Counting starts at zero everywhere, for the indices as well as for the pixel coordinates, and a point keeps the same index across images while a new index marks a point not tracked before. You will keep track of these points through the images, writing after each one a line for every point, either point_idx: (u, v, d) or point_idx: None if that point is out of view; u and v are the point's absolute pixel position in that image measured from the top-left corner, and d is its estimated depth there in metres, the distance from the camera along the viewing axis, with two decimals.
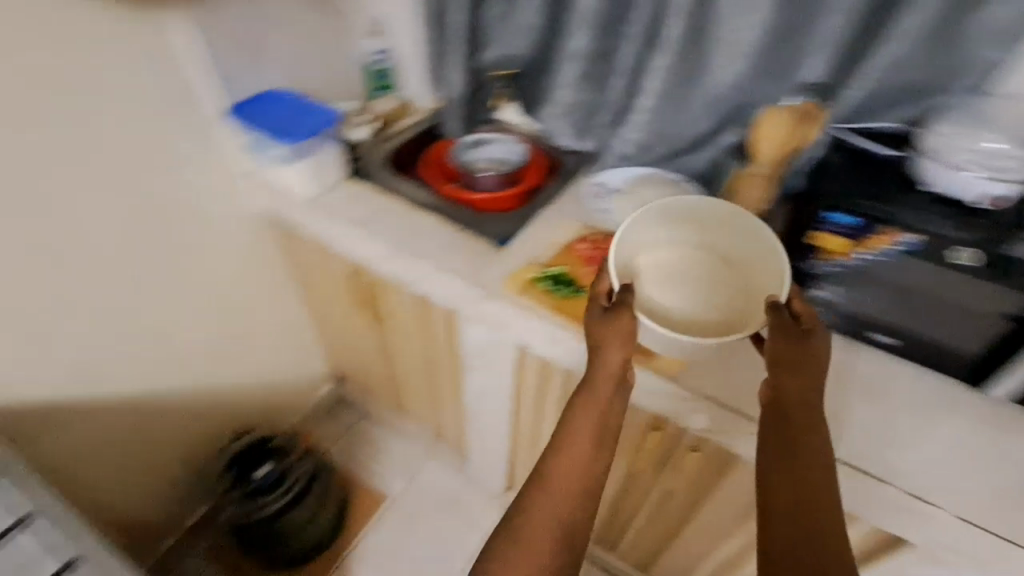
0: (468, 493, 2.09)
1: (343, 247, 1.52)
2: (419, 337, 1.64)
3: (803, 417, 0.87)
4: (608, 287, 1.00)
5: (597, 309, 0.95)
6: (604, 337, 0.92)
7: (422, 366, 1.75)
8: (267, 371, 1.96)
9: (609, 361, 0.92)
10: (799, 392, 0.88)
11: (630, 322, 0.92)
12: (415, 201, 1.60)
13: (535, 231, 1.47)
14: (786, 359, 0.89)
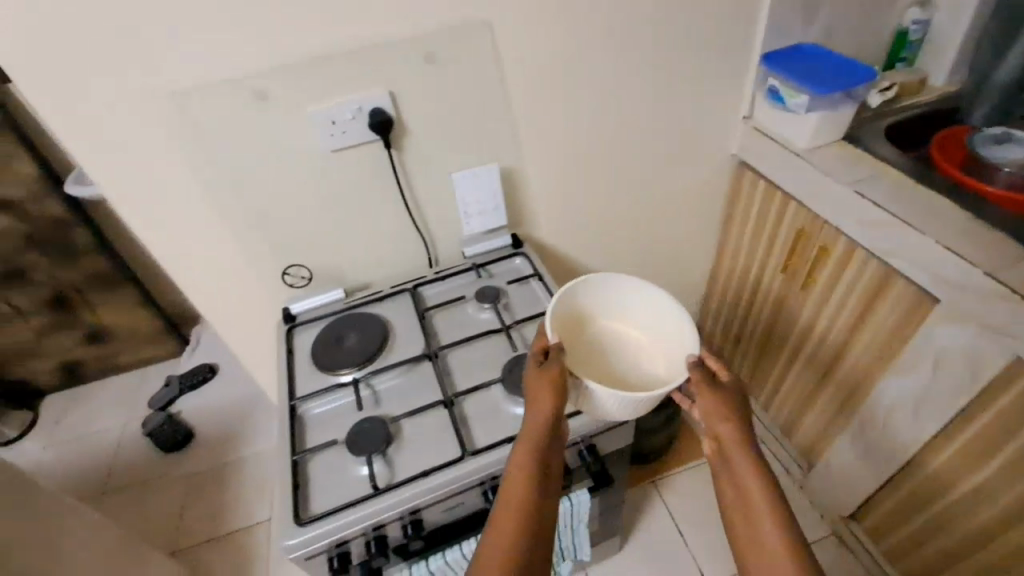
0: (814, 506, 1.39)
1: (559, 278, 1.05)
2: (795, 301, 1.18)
3: (739, 482, 0.68)
4: (541, 347, 0.74)
5: (536, 353, 0.73)
6: (534, 394, 0.70)
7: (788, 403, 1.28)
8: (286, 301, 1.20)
9: (531, 425, 0.69)
10: (740, 455, 0.69)
11: (562, 376, 0.70)
12: (813, 161, 1.13)
13: (981, 227, 0.94)
14: (718, 415, 0.71)
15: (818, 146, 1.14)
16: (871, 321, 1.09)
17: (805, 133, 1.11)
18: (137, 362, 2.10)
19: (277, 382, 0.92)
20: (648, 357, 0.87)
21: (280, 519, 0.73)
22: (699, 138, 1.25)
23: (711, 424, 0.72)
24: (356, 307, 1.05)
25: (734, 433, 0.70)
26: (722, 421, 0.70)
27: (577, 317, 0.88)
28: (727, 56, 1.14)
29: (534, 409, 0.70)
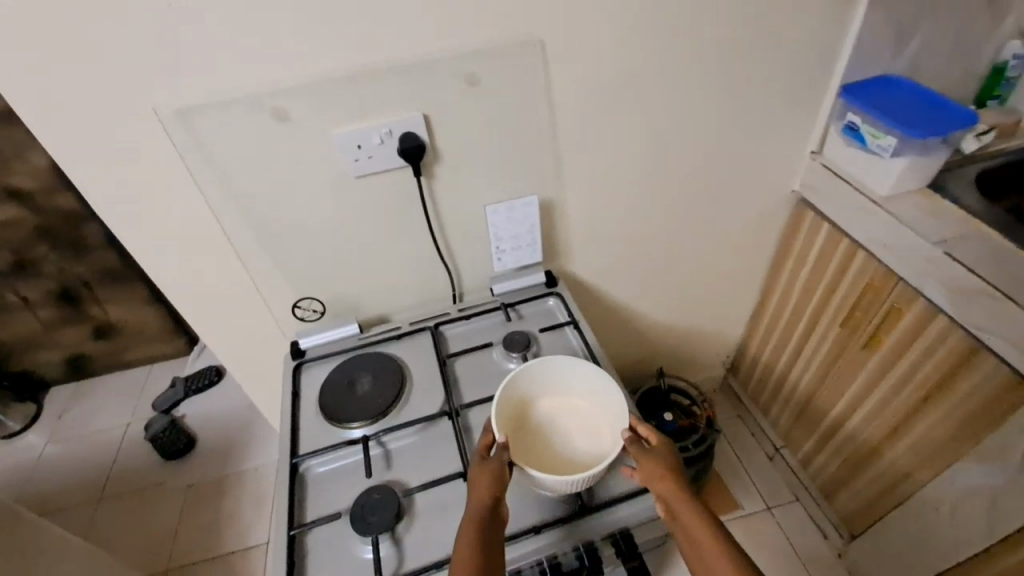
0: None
1: (580, 331, 0.93)
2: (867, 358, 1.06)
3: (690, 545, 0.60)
4: (487, 437, 0.70)
5: (481, 445, 0.69)
6: (474, 485, 0.64)
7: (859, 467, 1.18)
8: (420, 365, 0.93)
9: (470, 514, 0.62)
10: (684, 513, 0.61)
11: (504, 469, 0.65)
12: (890, 202, 1.00)
13: None
14: (652, 475, 0.65)
15: (897, 193, 1.01)
16: (947, 399, 0.95)
17: (887, 181, 0.99)
18: (146, 360, 2.05)
19: (280, 431, 0.83)
20: (603, 424, 0.78)
21: None
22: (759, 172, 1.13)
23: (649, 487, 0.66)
24: (371, 345, 0.95)
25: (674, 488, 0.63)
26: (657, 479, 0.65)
27: (515, 406, 0.78)
28: (803, 85, 1.02)
29: (473, 500, 0.63)
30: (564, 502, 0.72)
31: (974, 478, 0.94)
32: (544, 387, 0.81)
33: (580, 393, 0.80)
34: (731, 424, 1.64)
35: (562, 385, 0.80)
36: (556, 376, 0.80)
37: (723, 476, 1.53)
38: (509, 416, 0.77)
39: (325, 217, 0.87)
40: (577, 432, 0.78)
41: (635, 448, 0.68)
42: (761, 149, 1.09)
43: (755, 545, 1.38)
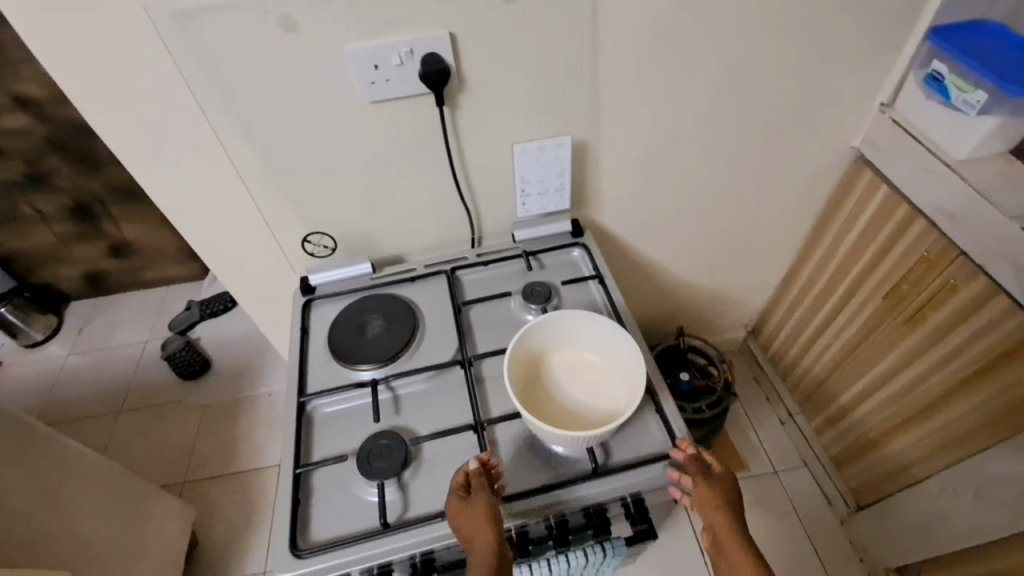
0: (829, 545, 1.33)
1: (605, 287, 0.88)
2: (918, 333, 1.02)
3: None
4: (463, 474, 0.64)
5: (457, 484, 0.63)
6: (468, 534, 0.60)
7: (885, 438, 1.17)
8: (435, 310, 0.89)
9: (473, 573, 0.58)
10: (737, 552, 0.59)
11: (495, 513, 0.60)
12: (966, 165, 0.89)
13: None
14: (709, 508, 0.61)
15: (976, 158, 0.90)
16: (996, 383, 0.91)
17: (965, 142, 0.88)
18: (161, 280, 2.04)
19: (287, 368, 0.80)
20: (617, 383, 0.73)
21: (277, 545, 0.64)
22: (818, 125, 1.02)
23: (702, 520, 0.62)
24: (383, 286, 0.91)
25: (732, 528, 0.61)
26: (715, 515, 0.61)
27: (526, 359, 0.74)
28: (885, 22, 0.89)
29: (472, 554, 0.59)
30: (581, 462, 0.70)
31: (1013, 468, 0.90)
32: (559, 341, 0.76)
33: (594, 350, 0.75)
34: (745, 386, 1.61)
35: (577, 339, 0.75)
36: (580, 335, 0.75)
37: (732, 438, 1.52)
38: (528, 361, 0.74)
39: (338, 146, 0.80)
40: (589, 390, 0.73)
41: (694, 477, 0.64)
42: (824, 98, 0.97)
43: (758, 506, 1.39)
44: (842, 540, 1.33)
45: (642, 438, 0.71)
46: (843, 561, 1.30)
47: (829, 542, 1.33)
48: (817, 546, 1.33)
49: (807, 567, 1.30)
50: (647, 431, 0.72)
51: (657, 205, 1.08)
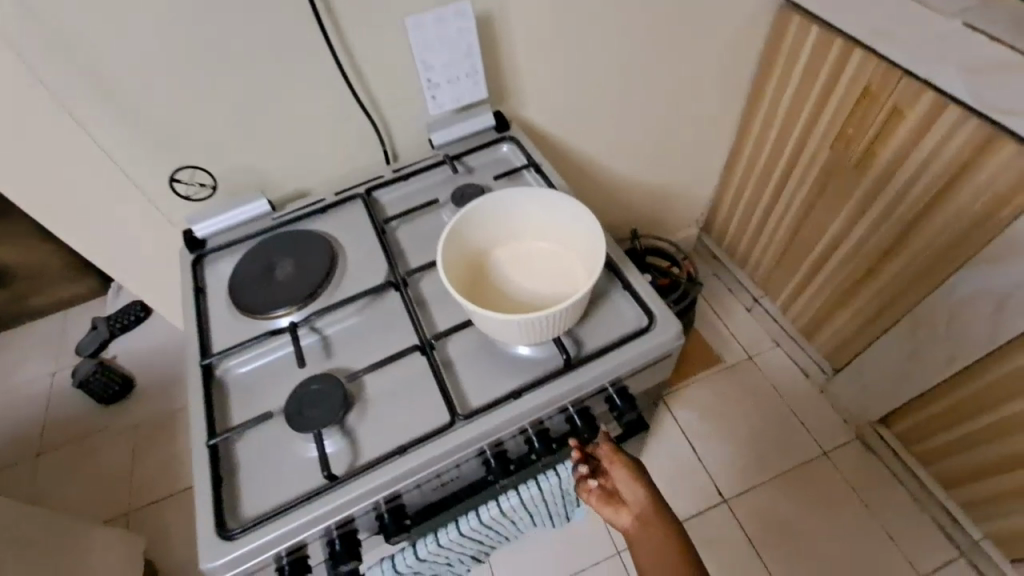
0: (812, 413, 1.33)
1: (543, 174, 0.77)
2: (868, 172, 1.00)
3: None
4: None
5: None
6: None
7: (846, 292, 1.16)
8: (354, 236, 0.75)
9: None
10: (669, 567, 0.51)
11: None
12: None
13: None
14: (637, 531, 0.56)
15: None
16: (955, 202, 0.88)
17: None
18: (56, 305, 1.78)
19: (184, 334, 0.66)
20: (577, 263, 0.63)
21: (199, 532, 0.52)
22: None
23: (630, 544, 0.56)
24: (288, 223, 0.76)
25: (663, 535, 0.54)
26: (642, 538, 0.55)
27: (471, 261, 0.63)
28: None
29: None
30: (550, 359, 0.61)
31: (986, 283, 0.89)
32: (503, 234, 0.65)
33: (544, 234, 0.65)
34: (707, 283, 1.58)
35: (523, 226, 0.64)
36: (535, 221, 0.64)
37: (704, 335, 1.48)
38: (473, 255, 0.63)
39: (184, 50, 0.64)
40: (549, 278, 0.63)
41: (626, 489, 0.60)
42: None
43: (740, 394, 1.38)
44: (823, 407, 1.34)
45: (614, 320, 0.63)
46: (829, 427, 1.31)
47: (811, 411, 1.34)
48: (803, 419, 1.33)
49: (796, 440, 1.30)
50: (617, 311, 0.63)
51: (584, 89, 0.98)
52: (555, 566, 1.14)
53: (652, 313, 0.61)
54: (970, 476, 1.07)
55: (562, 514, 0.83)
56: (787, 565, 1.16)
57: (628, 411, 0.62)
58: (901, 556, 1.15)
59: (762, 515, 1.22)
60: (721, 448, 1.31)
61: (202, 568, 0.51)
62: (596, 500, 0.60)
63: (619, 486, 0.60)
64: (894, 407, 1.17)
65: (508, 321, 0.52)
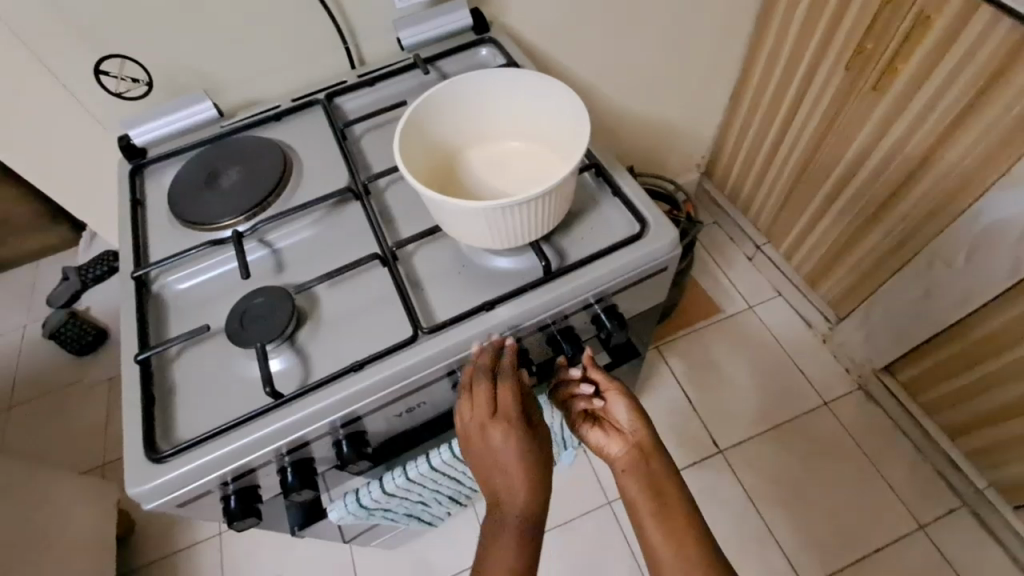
0: (812, 362, 1.28)
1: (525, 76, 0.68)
2: (889, 91, 0.91)
3: (657, 542, 0.49)
4: (489, 393, 0.48)
5: (485, 406, 0.48)
6: (495, 474, 0.47)
7: (858, 231, 1.08)
8: (311, 144, 0.67)
9: (495, 524, 0.46)
10: (662, 501, 0.51)
11: (533, 449, 0.47)
12: None
13: None
14: (630, 461, 0.53)
15: None
16: (983, 118, 0.80)
17: None
18: (25, 257, 1.67)
19: (118, 247, 0.59)
20: (557, 160, 0.54)
21: (126, 454, 0.45)
22: None
23: (619, 472, 0.54)
24: (238, 130, 0.67)
25: (658, 472, 0.53)
26: (635, 469, 0.53)
27: (436, 154, 0.55)
28: None
29: (501, 500, 0.47)
30: (527, 270, 0.53)
31: (1013, 210, 0.81)
32: (476, 126, 0.56)
33: (535, 128, 0.55)
34: (706, 231, 1.49)
35: (516, 112, 0.55)
36: (534, 107, 0.54)
37: (702, 285, 1.41)
38: (460, 138, 0.56)
39: None
40: (523, 176, 0.55)
41: (620, 416, 0.55)
42: None
43: (739, 345, 1.32)
44: (825, 357, 1.28)
45: (601, 229, 0.55)
46: (831, 377, 1.25)
47: (812, 361, 1.28)
48: (804, 369, 1.27)
49: (796, 388, 1.25)
50: (605, 220, 0.56)
51: None
52: (543, 516, 1.10)
53: (645, 219, 0.54)
54: (977, 423, 1.02)
55: (547, 456, 0.78)
56: (783, 516, 1.13)
57: (617, 332, 0.55)
58: (901, 505, 1.11)
59: (759, 466, 1.18)
60: (720, 398, 1.26)
61: (128, 494, 0.44)
62: (584, 423, 0.56)
63: (611, 411, 0.56)
64: (901, 354, 1.11)
65: (476, 210, 0.44)
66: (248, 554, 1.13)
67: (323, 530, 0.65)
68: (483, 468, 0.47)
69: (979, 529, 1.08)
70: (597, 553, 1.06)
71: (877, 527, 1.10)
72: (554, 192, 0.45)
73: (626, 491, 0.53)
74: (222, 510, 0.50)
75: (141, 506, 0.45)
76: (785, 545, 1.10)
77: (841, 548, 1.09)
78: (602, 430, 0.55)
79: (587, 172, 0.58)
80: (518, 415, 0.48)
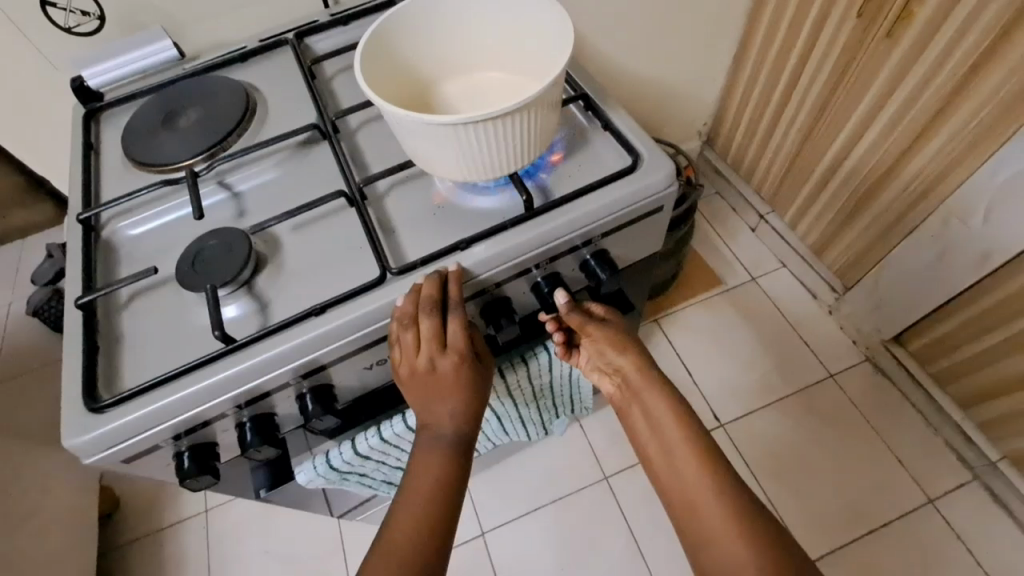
0: (817, 334, 1.23)
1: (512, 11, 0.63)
2: (904, 39, 0.85)
3: (665, 471, 0.46)
4: (438, 325, 0.42)
5: (430, 335, 0.43)
6: (435, 409, 0.44)
7: (867, 193, 1.03)
8: (278, 84, 0.61)
9: (428, 440, 0.45)
10: (665, 435, 0.47)
11: (481, 383, 0.45)
12: None
13: None
14: (622, 397, 0.52)
15: None
16: (1008, 58, 0.74)
17: None
18: (10, 233, 1.62)
19: (67, 192, 0.55)
20: (537, 84, 0.49)
21: (60, 404, 0.41)
22: None
23: (620, 409, 0.52)
24: (200, 71, 0.62)
25: (659, 407, 0.49)
26: (630, 404, 0.51)
27: (408, 70, 0.50)
28: None
29: (435, 429, 0.44)
30: (507, 208, 0.49)
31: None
32: (447, 56, 0.51)
33: (525, 63, 0.50)
34: (708, 202, 1.44)
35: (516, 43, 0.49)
36: (529, 42, 0.48)
37: (704, 257, 1.36)
38: (454, 47, 0.51)
39: None
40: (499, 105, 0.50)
41: (610, 356, 0.52)
42: None
43: (742, 317, 1.27)
44: (831, 329, 1.23)
45: (590, 164, 0.51)
46: (837, 349, 1.21)
47: (817, 332, 1.23)
48: (808, 341, 1.23)
49: (800, 359, 1.21)
50: (594, 156, 0.51)
51: None
52: (539, 491, 1.07)
53: (637, 151, 0.49)
54: (991, 392, 0.97)
55: (538, 421, 0.74)
56: (786, 489, 1.09)
57: (610, 281, 0.50)
58: (908, 478, 1.07)
59: (761, 439, 1.14)
60: (721, 371, 1.21)
61: (65, 446, 0.40)
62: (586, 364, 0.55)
63: (599, 352, 0.53)
64: (911, 323, 1.06)
65: (442, 126, 0.39)
66: (238, 531, 1.10)
67: (296, 498, 0.61)
68: (420, 402, 0.44)
69: (990, 502, 1.03)
70: (593, 528, 1.02)
71: (883, 501, 1.06)
72: (532, 109, 0.40)
73: (634, 428, 0.50)
74: (176, 468, 0.46)
75: (82, 460, 0.41)
76: (787, 518, 1.06)
77: (847, 523, 1.05)
78: (597, 373, 0.55)
79: (575, 105, 0.53)
80: (467, 351, 0.44)
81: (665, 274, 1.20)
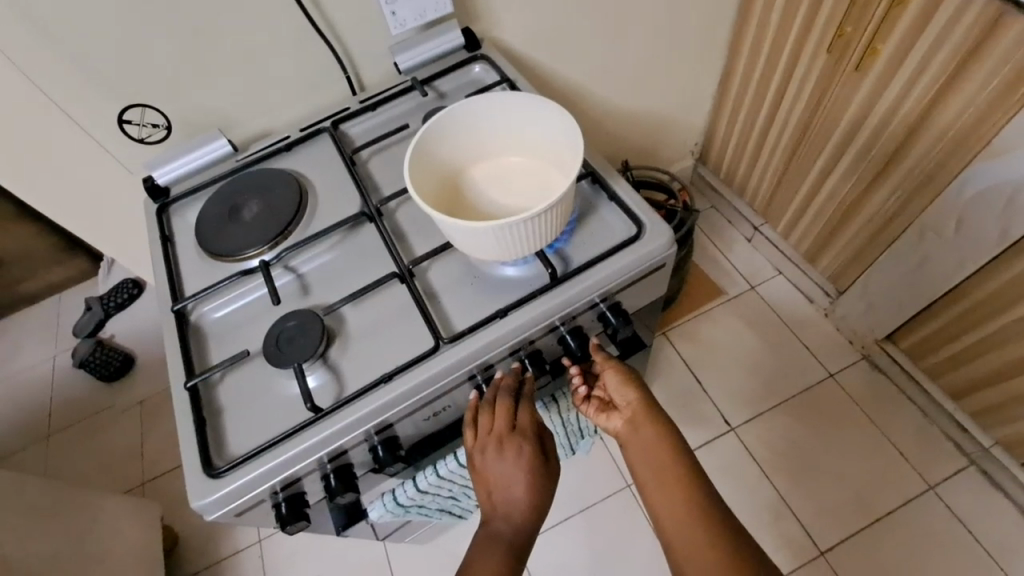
0: (814, 335, 1.32)
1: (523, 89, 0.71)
2: (871, 70, 0.93)
3: (662, 508, 0.52)
4: (510, 409, 0.55)
5: (503, 419, 0.55)
6: (498, 485, 0.54)
7: (850, 206, 1.11)
8: (321, 171, 0.71)
9: (491, 508, 0.54)
10: (660, 466, 0.54)
11: (541, 465, 0.54)
12: None
13: None
14: (627, 430, 0.58)
15: None
16: (963, 91, 0.83)
17: None
18: (48, 290, 1.70)
19: (154, 283, 0.63)
20: (554, 171, 0.59)
21: (185, 472, 0.50)
22: None
23: (623, 442, 0.58)
24: (251, 163, 0.71)
25: (657, 446, 0.55)
26: (632, 436, 0.57)
27: (447, 160, 0.59)
28: None
29: (497, 505, 0.53)
30: (533, 277, 0.57)
31: (998, 176, 0.84)
32: (475, 148, 0.60)
33: (547, 157, 0.59)
34: (705, 216, 1.53)
35: (541, 139, 0.59)
36: (552, 142, 0.58)
37: (705, 270, 1.44)
38: (489, 138, 0.60)
39: None
40: (522, 189, 0.59)
41: (625, 402, 0.59)
42: None
43: (743, 325, 1.35)
44: (827, 329, 1.32)
45: (601, 233, 0.59)
46: (834, 349, 1.29)
47: (814, 334, 1.32)
48: (807, 343, 1.31)
49: (801, 360, 1.29)
50: (604, 224, 0.60)
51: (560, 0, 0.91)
52: (568, 503, 1.15)
53: (641, 221, 0.58)
54: (976, 384, 1.06)
55: (568, 445, 0.83)
56: (796, 486, 1.17)
57: (622, 327, 0.59)
58: (909, 467, 1.15)
59: (769, 439, 1.22)
60: (728, 378, 1.30)
61: (193, 507, 0.49)
62: (595, 409, 0.61)
63: (612, 392, 0.60)
64: (901, 323, 1.14)
65: (485, 229, 0.49)
66: (292, 557, 1.19)
67: (363, 528, 0.70)
68: (489, 475, 0.54)
69: (987, 485, 1.12)
70: (621, 535, 1.11)
71: (885, 491, 1.14)
72: (552, 204, 0.49)
73: (631, 457, 0.57)
74: (275, 515, 0.55)
75: (204, 517, 0.50)
76: (798, 512, 1.14)
77: (853, 513, 1.13)
78: (608, 412, 0.60)
79: (584, 180, 0.62)
80: (531, 433, 0.55)
81: (669, 290, 1.28)
